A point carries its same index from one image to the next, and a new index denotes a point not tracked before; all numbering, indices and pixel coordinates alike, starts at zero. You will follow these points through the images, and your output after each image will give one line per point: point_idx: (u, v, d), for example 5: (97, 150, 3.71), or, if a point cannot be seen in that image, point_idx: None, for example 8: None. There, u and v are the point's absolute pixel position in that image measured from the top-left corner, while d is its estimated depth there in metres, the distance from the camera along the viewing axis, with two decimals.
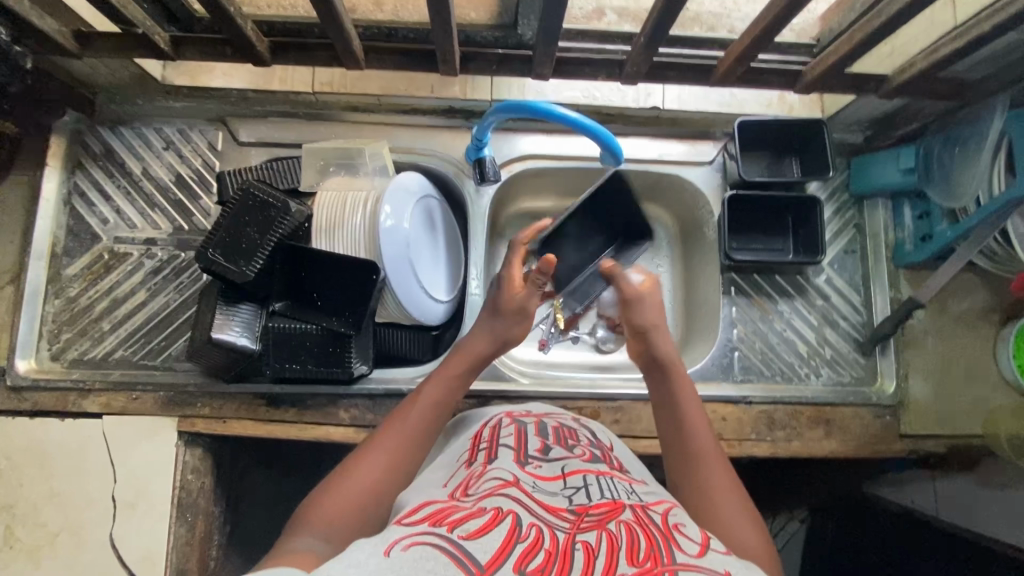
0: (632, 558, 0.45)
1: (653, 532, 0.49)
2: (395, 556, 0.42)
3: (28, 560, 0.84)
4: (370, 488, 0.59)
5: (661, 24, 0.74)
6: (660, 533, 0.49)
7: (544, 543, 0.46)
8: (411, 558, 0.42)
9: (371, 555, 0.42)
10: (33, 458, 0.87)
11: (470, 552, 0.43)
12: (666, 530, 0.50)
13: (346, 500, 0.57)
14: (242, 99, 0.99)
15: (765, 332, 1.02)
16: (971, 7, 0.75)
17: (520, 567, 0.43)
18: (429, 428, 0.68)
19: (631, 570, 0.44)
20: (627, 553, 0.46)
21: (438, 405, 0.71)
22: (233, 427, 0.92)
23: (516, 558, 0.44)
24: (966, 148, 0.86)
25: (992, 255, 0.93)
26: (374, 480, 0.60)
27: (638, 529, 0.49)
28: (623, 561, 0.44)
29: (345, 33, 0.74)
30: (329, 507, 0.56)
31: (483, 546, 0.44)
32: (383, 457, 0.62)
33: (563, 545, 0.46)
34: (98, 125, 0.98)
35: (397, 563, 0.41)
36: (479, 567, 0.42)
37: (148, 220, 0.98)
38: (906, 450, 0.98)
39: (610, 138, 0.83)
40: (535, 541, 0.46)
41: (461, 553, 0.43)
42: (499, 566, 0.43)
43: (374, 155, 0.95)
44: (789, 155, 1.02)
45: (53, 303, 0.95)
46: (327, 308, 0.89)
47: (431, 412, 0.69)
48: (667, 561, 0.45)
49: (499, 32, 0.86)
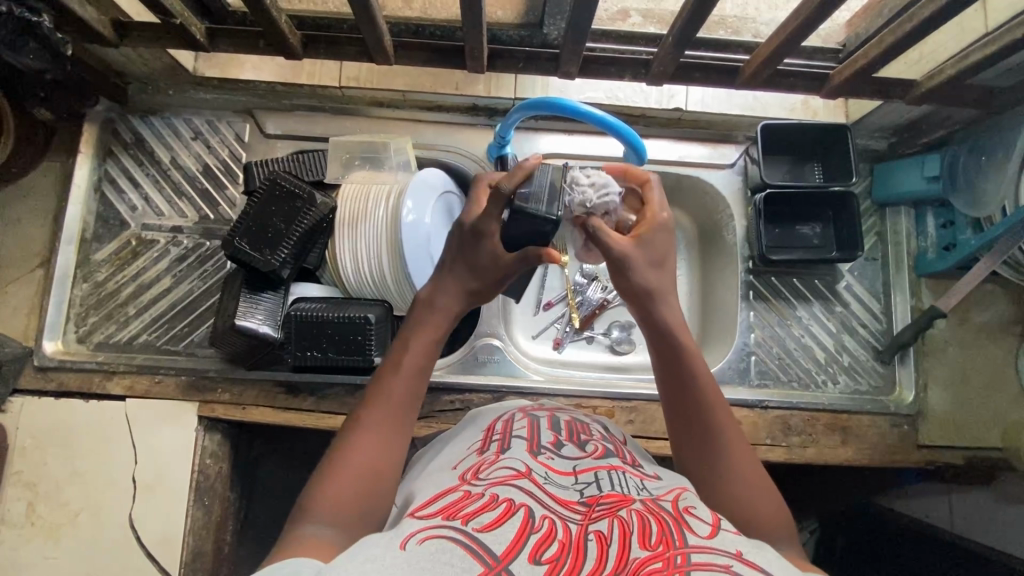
0: (644, 542, 0.45)
1: (664, 518, 0.49)
2: (412, 550, 0.43)
3: (49, 537, 0.86)
4: (367, 476, 0.55)
5: (690, 26, 0.75)
6: (671, 518, 0.49)
7: (557, 534, 0.46)
8: (427, 551, 0.43)
9: (387, 549, 0.43)
10: (57, 438, 0.89)
11: (485, 544, 0.44)
12: (676, 514, 0.50)
13: (350, 490, 0.53)
14: (271, 91, 1.00)
15: (783, 338, 1.01)
16: (1002, 14, 0.74)
17: (535, 558, 0.44)
18: (415, 395, 0.61)
19: (644, 553, 0.44)
20: (640, 537, 0.46)
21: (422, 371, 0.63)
22: (252, 414, 0.93)
23: (531, 548, 0.44)
24: (993, 156, 0.85)
25: (1016, 265, 0.92)
26: (370, 469, 0.55)
27: (649, 515, 0.49)
28: (635, 545, 0.44)
29: (377, 28, 0.76)
30: (328, 498, 0.52)
31: (498, 538, 0.45)
32: (372, 437, 0.57)
33: (576, 536, 0.46)
34: (129, 114, 1.00)
35: (414, 557, 0.42)
36: (495, 560, 0.43)
37: (175, 208, 0.99)
38: (924, 460, 0.97)
39: (634, 136, 0.83)
40: (548, 532, 0.47)
41: (476, 545, 0.44)
42: (515, 557, 0.43)
43: (399, 150, 0.97)
44: (811, 160, 1.01)
45: (81, 287, 0.97)
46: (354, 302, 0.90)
47: (414, 377, 0.62)
48: (678, 544, 0.45)
49: (526, 31, 0.86)
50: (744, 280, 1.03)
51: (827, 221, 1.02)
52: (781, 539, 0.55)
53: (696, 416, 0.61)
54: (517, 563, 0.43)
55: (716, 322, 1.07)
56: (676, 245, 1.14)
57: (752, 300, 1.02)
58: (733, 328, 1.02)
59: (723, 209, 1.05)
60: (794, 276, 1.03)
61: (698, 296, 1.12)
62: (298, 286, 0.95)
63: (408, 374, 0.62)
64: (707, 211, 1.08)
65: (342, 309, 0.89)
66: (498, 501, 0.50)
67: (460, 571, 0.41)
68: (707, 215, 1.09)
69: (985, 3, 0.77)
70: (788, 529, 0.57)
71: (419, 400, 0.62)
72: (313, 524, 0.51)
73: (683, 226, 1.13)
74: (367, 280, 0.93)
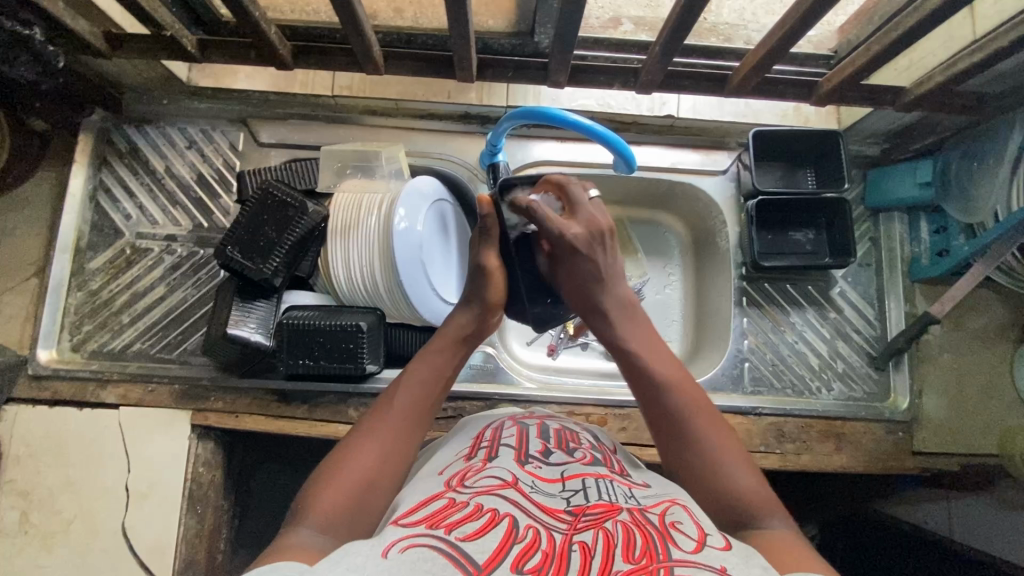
0: (628, 556, 0.45)
1: (650, 531, 0.48)
2: (393, 559, 0.43)
3: (42, 546, 0.87)
4: (363, 481, 0.55)
5: (678, 34, 0.75)
6: (656, 531, 0.48)
7: (541, 544, 0.46)
8: (408, 560, 0.43)
9: (368, 558, 0.43)
10: (51, 446, 0.90)
11: (468, 554, 0.44)
12: (662, 528, 0.49)
13: (343, 493, 0.54)
14: (264, 101, 1.01)
15: (777, 345, 1.01)
16: (990, 21, 0.74)
17: (517, 568, 0.43)
18: (420, 410, 0.63)
19: (626, 567, 0.44)
20: (623, 550, 0.45)
21: (426, 388, 0.65)
22: (244, 422, 0.93)
23: (514, 557, 0.44)
24: (984, 162, 0.85)
25: (1010, 270, 0.92)
26: (366, 475, 0.56)
27: (635, 528, 0.48)
28: (619, 558, 0.44)
29: (366, 38, 0.76)
30: (321, 501, 0.53)
31: (480, 548, 0.44)
32: (371, 445, 0.59)
33: (560, 547, 0.46)
34: (124, 124, 1.01)
35: (395, 565, 0.42)
36: (477, 568, 0.43)
37: (169, 217, 1.00)
38: (920, 467, 0.96)
39: (623, 145, 0.83)
40: (531, 542, 0.46)
41: (459, 554, 0.44)
42: (497, 567, 0.43)
43: (391, 158, 0.98)
44: (804, 166, 1.02)
45: (76, 295, 0.97)
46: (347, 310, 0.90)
47: (419, 392, 0.64)
48: (662, 558, 0.44)
49: (516, 40, 0.87)
50: (738, 286, 1.03)
51: (820, 227, 1.02)
52: (773, 518, 0.53)
53: (658, 410, 0.63)
54: (498, 572, 0.43)
55: (711, 329, 1.06)
56: (670, 251, 1.14)
57: (746, 306, 1.02)
58: (727, 335, 1.02)
59: (716, 216, 1.04)
60: (787, 282, 1.03)
61: (692, 303, 1.12)
62: (290, 294, 0.95)
63: (412, 392, 0.64)
64: (701, 217, 1.08)
65: (336, 317, 0.89)
66: (482, 511, 0.50)
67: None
68: (701, 221, 1.09)
69: (973, 9, 0.77)
70: (779, 505, 0.55)
71: (424, 416, 0.63)
72: (306, 525, 0.51)
73: (676, 232, 1.14)
74: (360, 288, 0.93)
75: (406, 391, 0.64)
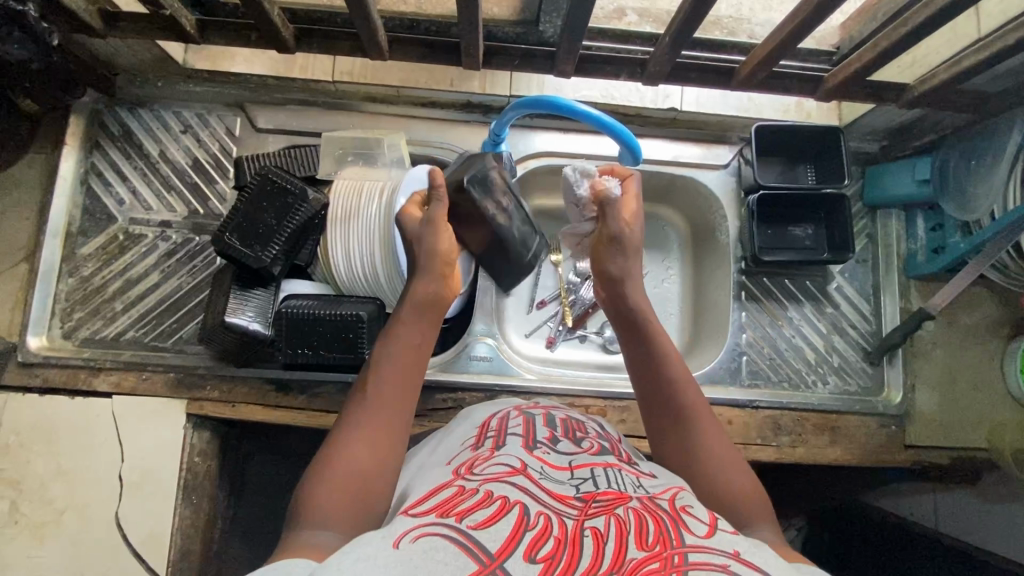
0: (641, 543, 0.44)
1: (662, 517, 0.48)
2: (405, 548, 0.43)
3: (32, 537, 0.85)
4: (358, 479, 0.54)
5: (687, 26, 0.75)
6: (668, 517, 0.48)
7: (553, 530, 0.46)
8: (420, 549, 0.43)
9: (380, 548, 0.43)
10: (41, 435, 0.88)
11: (480, 543, 0.44)
12: (674, 513, 0.49)
13: (333, 498, 0.52)
14: (263, 84, 0.99)
15: (774, 338, 1.02)
16: (994, 20, 0.75)
17: (530, 555, 0.43)
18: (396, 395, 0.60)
19: (641, 555, 0.43)
20: (636, 537, 0.45)
21: (402, 368, 0.62)
22: (242, 412, 0.92)
23: (526, 546, 0.44)
24: (983, 161, 0.86)
25: (1004, 268, 0.92)
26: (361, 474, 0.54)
27: (646, 514, 0.48)
28: (632, 546, 0.44)
29: (371, 23, 0.75)
30: (321, 502, 0.52)
31: (493, 536, 0.44)
32: (359, 438, 0.57)
33: (572, 532, 0.46)
34: (118, 105, 0.99)
35: (407, 556, 0.42)
36: (489, 558, 0.42)
37: (164, 202, 0.98)
38: (911, 460, 0.98)
39: (628, 134, 0.82)
40: (544, 528, 0.46)
41: (470, 543, 0.44)
42: (510, 555, 0.43)
43: (392, 146, 0.97)
44: (803, 163, 1.03)
45: (67, 281, 0.95)
46: (355, 303, 0.89)
47: (396, 377, 0.61)
48: (675, 544, 0.44)
49: (522, 28, 0.85)
50: (737, 280, 1.03)
51: (818, 223, 1.03)
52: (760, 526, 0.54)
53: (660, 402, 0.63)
54: (511, 561, 0.42)
55: (710, 321, 1.07)
56: (670, 246, 1.13)
57: (745, 301, 1.03)
58: (725, 328, 1.02)
59: (716, 210, 1.05)
60: (786, 277, 1.04)
61: (689, 296, 1.12)
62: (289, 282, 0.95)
63: (384, 373, 0.61)
64: (701, 212, 1.08)
65: (337, 307, 0.88)
66: (492, 498, 0.49)
67: (453, 570, 0.41)
68: (701, 216, 1.09)
69: (978, 8, 0.78)
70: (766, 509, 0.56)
71: (405, 393, 0.61)
72: (306, 532, 0.50)
73: (675, 226, 1.13)
74: (360, 277, 0.92)
75: (388, 369, 0.62)
